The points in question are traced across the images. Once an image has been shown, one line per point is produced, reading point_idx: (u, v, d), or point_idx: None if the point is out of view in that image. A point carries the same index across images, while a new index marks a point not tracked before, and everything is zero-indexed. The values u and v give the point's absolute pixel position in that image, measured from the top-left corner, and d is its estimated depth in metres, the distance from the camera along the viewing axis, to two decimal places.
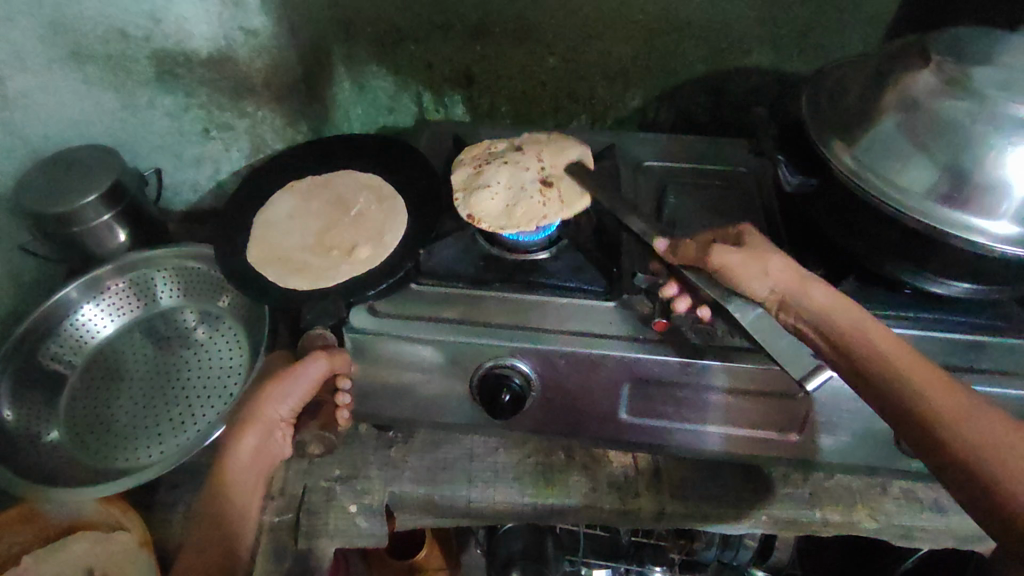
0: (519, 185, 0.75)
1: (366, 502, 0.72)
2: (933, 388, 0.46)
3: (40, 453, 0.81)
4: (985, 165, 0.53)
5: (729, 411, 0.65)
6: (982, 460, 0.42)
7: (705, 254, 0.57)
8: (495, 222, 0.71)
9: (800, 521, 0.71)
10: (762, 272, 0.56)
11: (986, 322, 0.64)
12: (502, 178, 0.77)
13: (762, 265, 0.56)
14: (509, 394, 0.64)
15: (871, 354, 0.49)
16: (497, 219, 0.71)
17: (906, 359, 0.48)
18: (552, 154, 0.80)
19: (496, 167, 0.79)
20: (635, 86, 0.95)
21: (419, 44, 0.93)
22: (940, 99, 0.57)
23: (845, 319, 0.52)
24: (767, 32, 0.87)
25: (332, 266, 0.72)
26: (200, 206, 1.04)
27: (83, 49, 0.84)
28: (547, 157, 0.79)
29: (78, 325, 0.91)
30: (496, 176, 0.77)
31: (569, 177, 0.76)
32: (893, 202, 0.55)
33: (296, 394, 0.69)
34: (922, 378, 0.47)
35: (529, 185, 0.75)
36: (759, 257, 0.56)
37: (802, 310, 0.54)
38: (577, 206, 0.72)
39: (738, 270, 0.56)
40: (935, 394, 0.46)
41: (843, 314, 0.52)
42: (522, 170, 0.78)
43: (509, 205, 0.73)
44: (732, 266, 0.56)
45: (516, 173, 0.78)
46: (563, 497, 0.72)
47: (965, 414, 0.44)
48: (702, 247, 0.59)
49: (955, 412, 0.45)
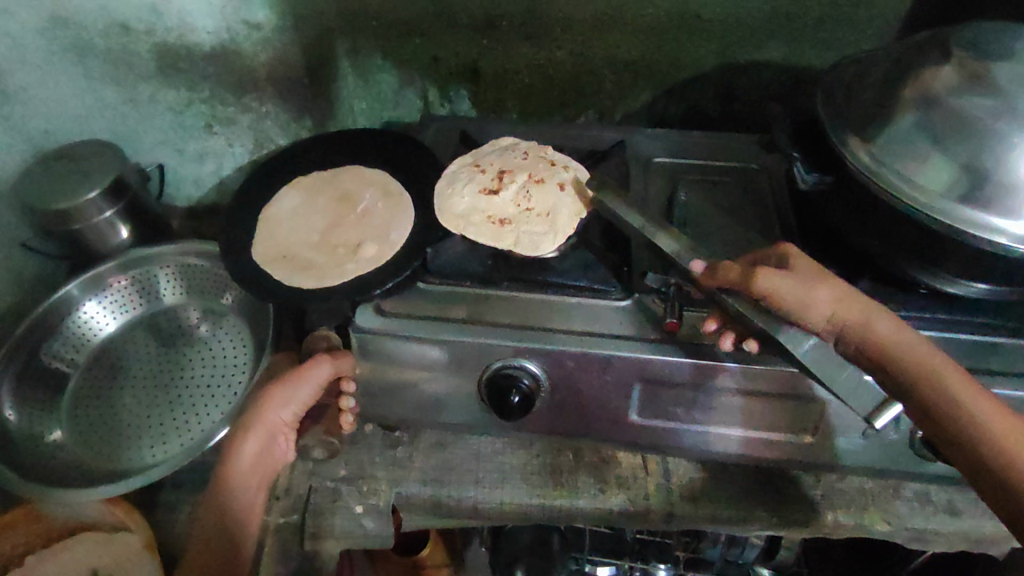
0: (519, 189, 0.75)
1: (373, 503, 0.71)
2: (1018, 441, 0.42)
3: (43, 453, 0.80)
4: (1007, 165, 0.52)
5: (740, 412, 0.64)
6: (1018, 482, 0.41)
7: (750, 279, 0.51)
8: (549, 163, 0.79)
9: (813, 524, 0.70)
10: (815, 300, 0.50)
11: (1004, 322, 0.62)
12: (503, 199, 0.74)
13: (808, 293, 0.50)
14: (519, 395, 0.63)
15: (939, 391, 0.45)
16: (545, 168, 0.78)
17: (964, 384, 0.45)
18: (459, 184, 0.77)
19: (530, 201, 0.74)
20: (645, 80, 0.93)
21: (425, 38, 0.92)
22: (962, 95, 0.55)
23: (912, 353, 0.47)
24: (780, 26, 0.86)
25: (338, 263, 0.71)
26: (202, 202, 1.03)
27: (84, 42, 0.83)
28: (457, 189, 0.76)
29: (80, 324, 0.90)
30: (537, 200, 0.74)
31: (465, 177, 0.78)
32: (913, 201, 0.54)
33: (299, 397, 0.68)
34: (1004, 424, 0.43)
35: (504, 182, 0.77)
36: (808, 281, 0.50)
37: (865, 343, 0.48)
38: (505, 146, 0.83)
39: (789, 298, 0.50)
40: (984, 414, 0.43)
41: (910, 342, 0.47)
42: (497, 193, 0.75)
43: (533, 175, 0.77)
44: (781, 292, 0.50)
45: (488, 197, 0.74)
46: (571, 498, 0.71)
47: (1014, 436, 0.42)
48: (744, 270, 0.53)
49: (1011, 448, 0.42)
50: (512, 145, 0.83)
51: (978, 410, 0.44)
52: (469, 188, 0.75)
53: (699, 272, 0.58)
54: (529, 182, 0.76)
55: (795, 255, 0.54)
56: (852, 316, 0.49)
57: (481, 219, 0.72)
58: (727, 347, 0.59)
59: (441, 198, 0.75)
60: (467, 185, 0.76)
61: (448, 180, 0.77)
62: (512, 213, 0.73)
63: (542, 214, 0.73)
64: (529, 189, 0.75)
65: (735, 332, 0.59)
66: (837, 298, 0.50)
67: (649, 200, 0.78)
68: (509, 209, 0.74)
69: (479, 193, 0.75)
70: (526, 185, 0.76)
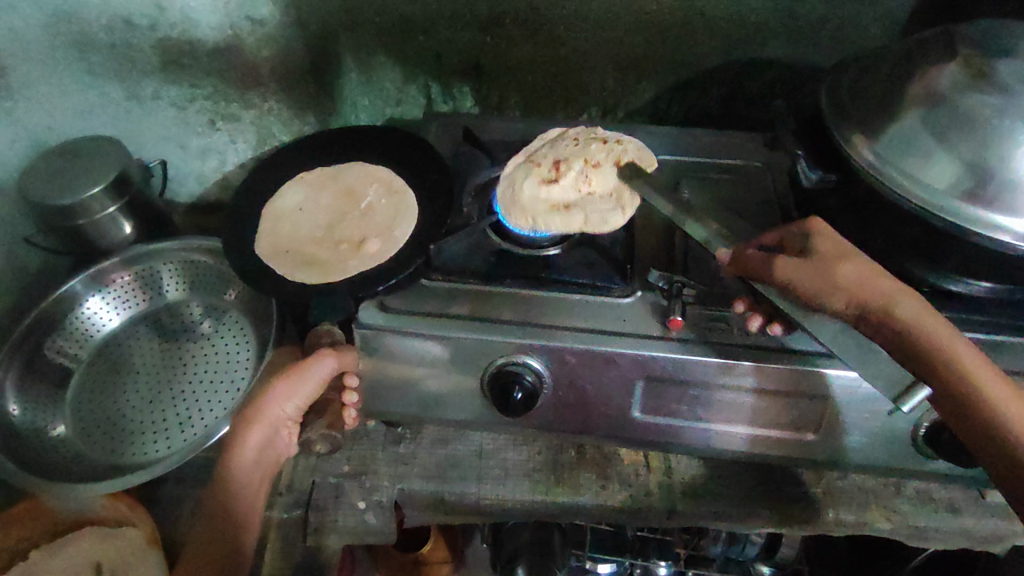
0: (577, 176, 0.75)
1: (376, 499, 0.71)
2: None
3: (48, 447, 0.81)
4: (1011, 161, 0.52)
5: (741, 409, 0.64)
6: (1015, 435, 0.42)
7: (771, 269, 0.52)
8: (600, 148, 0.79)
9: (814, 521, 0.70)
10: (837, 287, 0.50)
11: (1008, 320, 0.62)
12: (565, 187, 0.74)
13: (829, 277, 0.50)
14: (522, 392, 0.63)
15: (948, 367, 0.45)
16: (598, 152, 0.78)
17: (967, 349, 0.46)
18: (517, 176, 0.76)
19: (590, 185, 0.74)
20: (648, 78, 0.93)
21: (428, 35, 0.91)
22: (967, 93, 0.55)
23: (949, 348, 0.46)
24: (783, 23, 0.86)
25: (341, 260, 0.72)
26: (205, 198, 1.03)
27: (88, 38, 0.83)
28: (517, 182, 0.75)
29: (84, 319, 0.90)
30: (597, 184, 0.74)
31: (521, 171, 0.77)
32: (916, 198, 0.54)
33: (303, 391, 0.68)
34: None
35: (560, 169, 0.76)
36: (831, 268, 0.50)
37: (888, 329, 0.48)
38: (552, 137, 0.83)
39: (813, 286, 0.50)
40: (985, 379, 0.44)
41: (936, 326, 0.47)
42: (556, 180, 0.75)
43: (586, 160, 0.77)
44: (801, 284, 0.51)
45: (550, 186, 0.74)
46: (573, 494, 0.71)
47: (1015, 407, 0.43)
48: (765, 257, 0.53)
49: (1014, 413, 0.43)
50: (559, 136, 0.83)
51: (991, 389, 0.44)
52: (528, 181, 0.75)
53: (729, 263, 0.57)
54: (586, 167, 0.76)
55: (821, 238, 0.53)
56: (874, 296, 0.49)
57: (548, 209, 0.71)
58: (754, 326, 0.61)
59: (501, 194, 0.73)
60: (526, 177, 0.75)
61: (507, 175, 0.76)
62: (577, 201, 0.73)
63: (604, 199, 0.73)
64: (587, 175, 0.75)
65: (763, 315, 0.61)
66: (860, 280, 0.49)
67: None
68: (572, 197, 0.74)
69: (539, 184, 0.74)
70: (586, 170, 0.76)
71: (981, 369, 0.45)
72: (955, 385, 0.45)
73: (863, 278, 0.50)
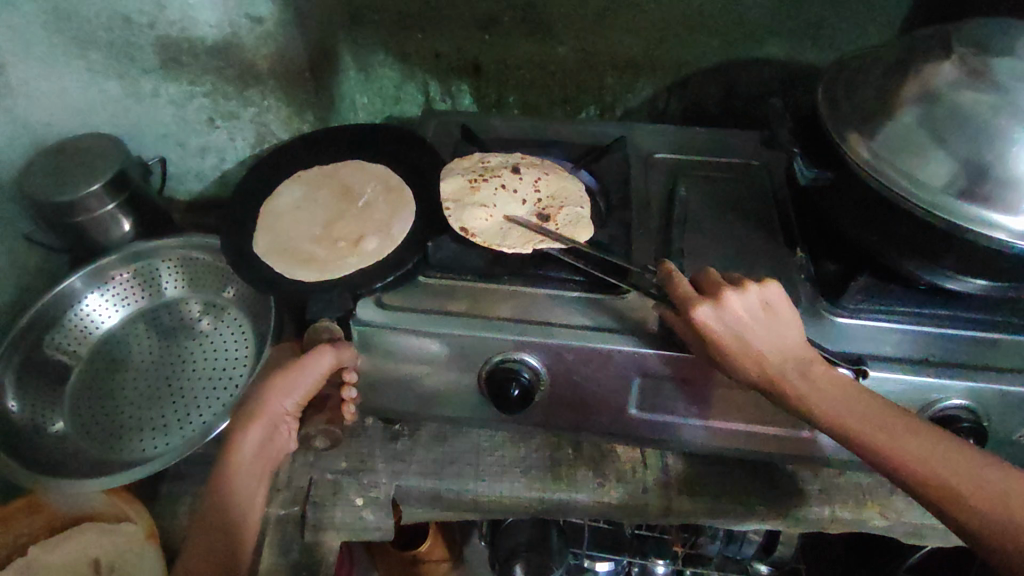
0: (495, 199, 0.75)
1: (373, 496, 0.71)
2: (988, 475, 0.50)
3: (47, 443, 0.81)
4: (1006, 162, 0.52)
5: (733, 408, 0.65)
6: (947, 494, 0.50)
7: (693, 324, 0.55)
8: (456, 201, 0.74)
9: (808, 518, 0.71)
10: (751, 355, 0.54)
11: (999, 318, 0.63)
12: (521, 194, 0.76)
13: (745, 355, 0.54)
14: (519, 388, 0.63)
15: (866, 442, 0.52)
16: (461, 200, 0.75)
17: (872, 415, 0.53)
18: (478, 211, 0.73)
19: (493, 188, 0.76)
20: (645, 77, 0.94)
21: (427, 33, 0.92)
22: (962, 90, 0.56)
23: (856, 416, 0.53)
24: (781, 22, 0.86)
25: (339, 257, 0.72)
26: (204, 196, 1.03)
27: (86, 35, 0.83)
28: (545, 186, 0.77)
29: (82, 317, 0.90)
30: (491, 196, 0.75)
31: (536, 172, 0.79)
32: (912, 196, 0.54)
33: (302, 385, 0.68)
34: (940, 464, 0.51)
35: (504, 189, 0.77)
36: (741, 349, 0.54)
37: (793, 398, 0.54)
38: (456, 170, 0.79)
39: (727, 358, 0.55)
40: (900, 442, 0.52)
41: (839, 399, 0.53)
42: (516, 199, 0.76)
43: (474, 190, 0.76)
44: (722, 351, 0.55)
45: (510, 200, 0.76)
46: (570, 491, 0.72)
47: (935, 461, 0.51)
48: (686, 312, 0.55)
49: (941, 472, 0.50)
50: (451, 176, 0.78)
51: (910, 452, 0.51)
52: (533, 186, 0.77)
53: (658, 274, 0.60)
54: (507, 171, 0.79)
55: (726, 327, 0.54)
56: (777, 365, 0.54)
57: (551, 207, 0.74)
58: (662, 332, 0.63)
59: (486, 233, 0.71)
60: (485, 209, 0.73)
61: (459, 224, 0.72)
62: (536, 205, 0.75)
63: (538, 159, 0.81)
64: (516, 173, 0.79)
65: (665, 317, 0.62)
66: (766, 355, 0.54)
67: (649, 197, 0.79)
68: (533, 201, 0.76)
69: (496, 206, 0.74)
70: (494, 189, 0.76)
71: (897, 434, 0.52)
72: (874, 453, 0.52)
73: (773, 354, 0.54)
